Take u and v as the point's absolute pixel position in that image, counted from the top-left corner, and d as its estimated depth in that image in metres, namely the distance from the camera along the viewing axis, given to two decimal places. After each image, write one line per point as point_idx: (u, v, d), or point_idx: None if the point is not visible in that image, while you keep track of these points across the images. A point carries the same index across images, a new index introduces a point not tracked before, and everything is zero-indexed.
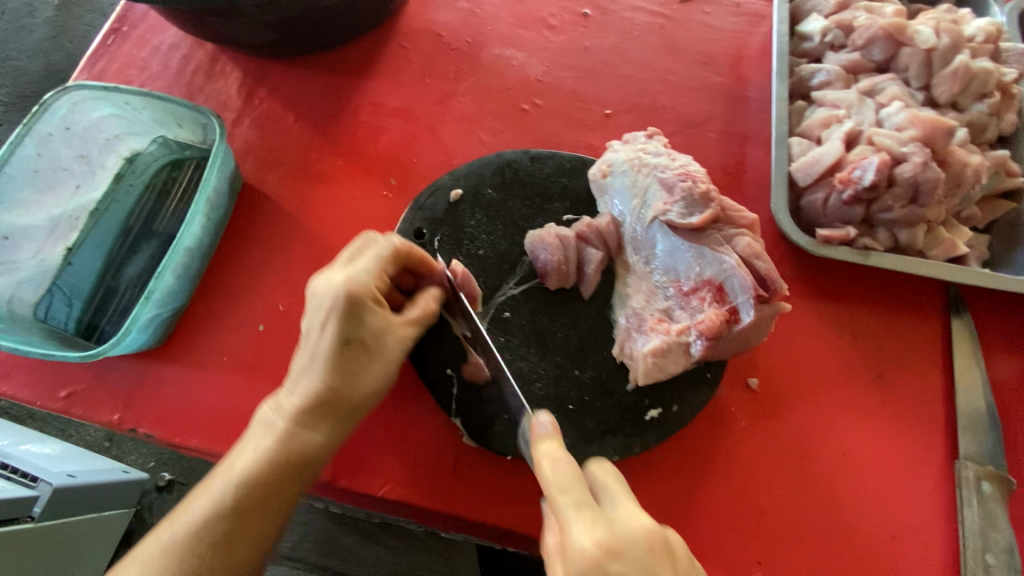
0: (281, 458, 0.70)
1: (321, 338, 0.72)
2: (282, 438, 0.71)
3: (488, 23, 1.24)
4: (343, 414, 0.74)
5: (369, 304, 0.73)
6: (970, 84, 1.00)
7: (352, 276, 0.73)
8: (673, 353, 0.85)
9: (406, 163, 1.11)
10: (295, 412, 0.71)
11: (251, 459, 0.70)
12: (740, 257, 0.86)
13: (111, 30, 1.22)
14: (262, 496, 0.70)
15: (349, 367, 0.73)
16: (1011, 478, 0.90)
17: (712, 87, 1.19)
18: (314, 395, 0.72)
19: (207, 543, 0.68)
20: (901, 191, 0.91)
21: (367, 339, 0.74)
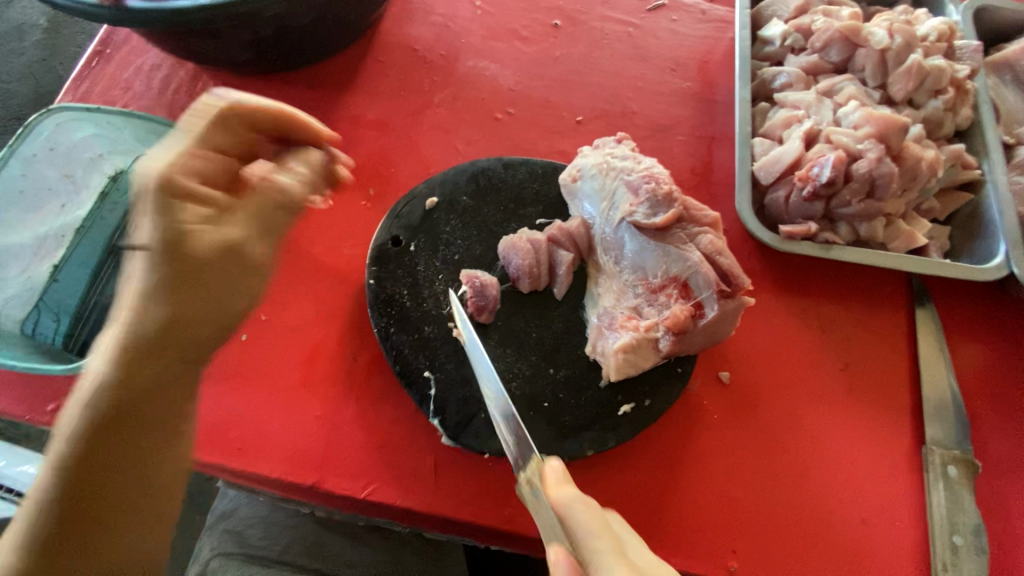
0: (158, 363, 0.64)
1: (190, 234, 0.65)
2: (162, 338, 0.64)
3: (461, 36, 1.28)
4: (209, 324, 0.69)
5: (275, 207, 0.73)
6: (925, 82, 1.04)
7: (163, 161, 0.62)
8: (643, 349, 0.89)
9: (383, 173, 1.14)
10: (170, 321, 0.64)
11: (108, 367, 0.62)
12: (704, 254, 0.90)
13: (95, 53, 1.25)
14: (140, 409, 0.64)
15: (222, 272, 0.68)
16: (976, 461, 0.93)
17: (680, 92, 1.23)
18: (176, 303, 0.65)
19: (80, 456, 0.61)
20: (858, 186, 0.94)
21: (190, 252, 0.64)
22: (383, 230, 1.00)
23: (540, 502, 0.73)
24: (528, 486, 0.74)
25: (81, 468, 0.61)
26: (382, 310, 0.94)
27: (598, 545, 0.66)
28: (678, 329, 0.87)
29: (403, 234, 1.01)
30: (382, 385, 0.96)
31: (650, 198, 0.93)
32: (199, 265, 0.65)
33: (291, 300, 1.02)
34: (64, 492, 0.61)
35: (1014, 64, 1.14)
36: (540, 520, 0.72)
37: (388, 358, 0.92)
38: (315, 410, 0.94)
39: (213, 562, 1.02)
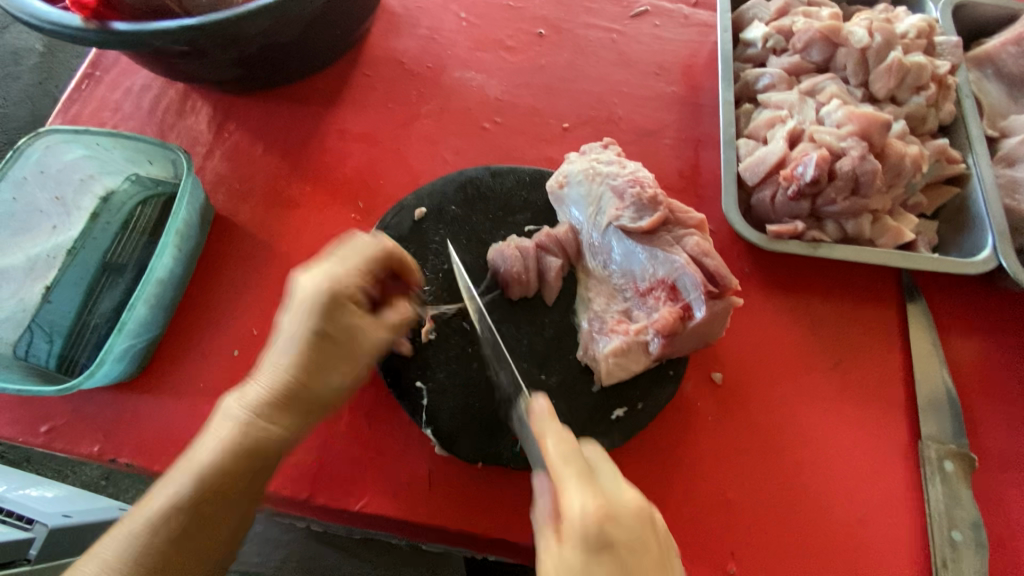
0: (244, 451, 0.71)
1: (298, 325, 0.73)
2: (242, 429, 0.71)
3: (447, 47, 1.29)
4: (301, 411, 0.75)
5: (346, 304, 0.74)
6: (906, 78, 1.04)
7: (335, 275, 0.74)
8: (633, 351, 0.89)
9: (372, 185, 1.15)
10: (261, 403, 0.73)
11: (220, 446, 0.70)
12: (691, 256, 0.90)
13: (84, 76, 1.26)
14: (220, 490, 0.70)
15: (324, 361, 0.74)
16: (972, 455, 0.92)
17: (665, 96, 1.24)
18: (292, 378, 0.73)
19: (175, 521, 0.68)
20: (843, 184, 0.95)
21: (341, 333, 0.75)
22: None
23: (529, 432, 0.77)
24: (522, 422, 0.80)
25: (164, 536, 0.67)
26: None
27: (563, 469, 0.65)
28: (669, 330, 0.87)
29: (392, 245, 1.01)
30: (373, 395, 0.96)
31: (633, 203, 0.94)
32: (308, 352, 0.73)
33: None
34: (138, 554, 0.66)
35: (996, 59, 1.15)
36: (533, 456, 0.76)
37: (379, 369, 0.92)
38: None
39: None
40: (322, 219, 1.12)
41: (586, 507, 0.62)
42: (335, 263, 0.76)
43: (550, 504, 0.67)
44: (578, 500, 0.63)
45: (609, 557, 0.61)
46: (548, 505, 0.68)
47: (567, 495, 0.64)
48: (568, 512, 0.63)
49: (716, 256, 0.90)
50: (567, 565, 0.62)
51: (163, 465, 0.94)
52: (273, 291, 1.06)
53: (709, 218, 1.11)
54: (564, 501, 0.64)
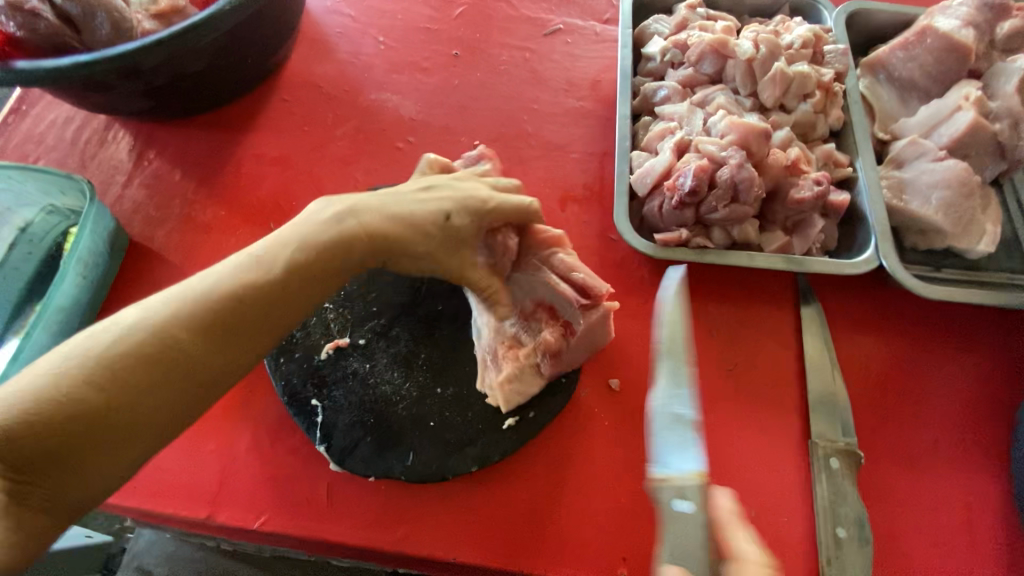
0: (205, 325, 0.65)
1: (422, 202, 0.83)
2: (265, 270, 0.71)
3: (364, 71, 1.33)
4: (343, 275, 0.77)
5: (478, 207, 0.84)
6: (791, 87, 1.08)
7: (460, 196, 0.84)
8: (527, 376, 0.92)
9: (285, 207, 1.17)
10: (264, 275, 0.70)
11: (232, 281, 0.68)
12: (558, 266, 0.93)
13: (11, 110, 1.30)
14: (156, 356, 0.62)
15: (431, 247, 0.81)
16: (859, 452, 0.94)
17: (574, 111, 1.27)
18: (338, 246, 0.75)
19: (191, 337, 0.64)
20: (722, 192, 0.97)
21: (456, 236, 0.83)
22: None
23: (688, 515, 0.71)
24: (671, 494, 0.72)
25: (125, 373, 0.60)
26: None
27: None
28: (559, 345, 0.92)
29: None
30: (275, 414, 0.98)
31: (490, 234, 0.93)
32: (348, 236, 0.76)
33: None
34: (58, 406, 0.56)
35: (886, 64, 1.18)
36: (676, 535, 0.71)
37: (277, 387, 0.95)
38: (210, 444, 0.96)
39: None
40: (235, 241, 1.15)
41: None
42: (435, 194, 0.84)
43: None
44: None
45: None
46: None
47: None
48: None
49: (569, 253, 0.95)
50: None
51: None
52: None
53: (613, 228, 1.14)
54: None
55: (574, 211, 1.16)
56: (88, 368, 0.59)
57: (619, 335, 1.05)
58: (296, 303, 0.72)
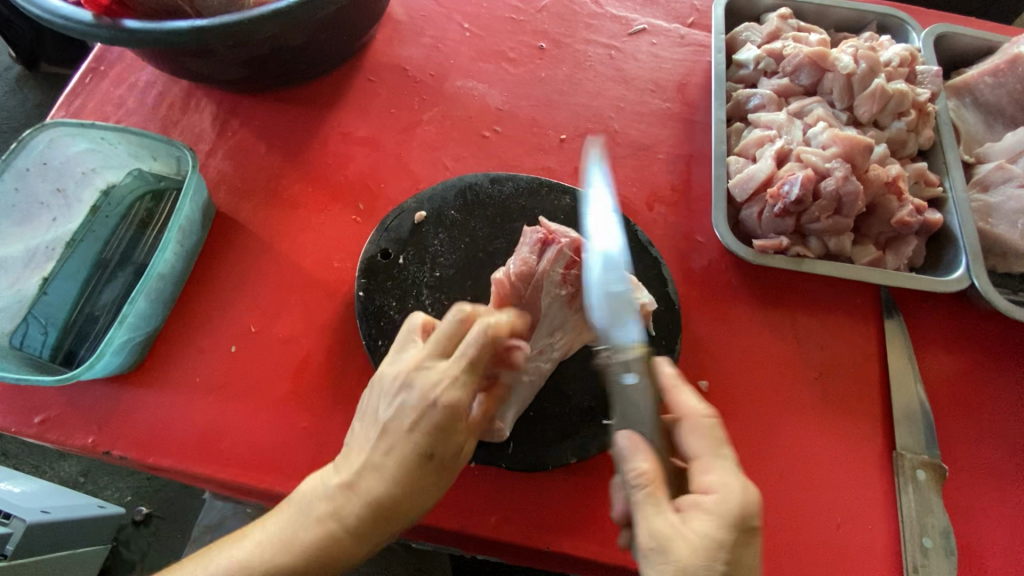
0: (309, 556, 0.70)
1: (405, 440, 0.70)
2: (327, 532, 0.71)
3: (450, 57, 1.32)
4: (398, 521, 0.73)
5: (457, 422, 0.70)
6: (888, 104, 1.10)
7: (455, 391, 0.70)
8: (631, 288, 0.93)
9: (373, 188, 1.17)
10: (326, 524, 0.71)
11: (281, 539, 0.72)
12: (520, 274, 0.93)
13: (89, 70, 1.28)
14: None
15: (420, 482, 0.71)
16: (944, 465, 0.96)
17: (660, 113, 1.28)
18: (377, 496, 0.71)
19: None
20: (826, 204, 0.99)
21: (448, 458, 0.72)
22: (372, 243, 1.04)
23: (636, 387, 0.79)
24: (619, 370, 0.80)
25: None
26: (372, 322, 0.99)
27: (714, 447, 0.74)
28: None
29: (392, 247, 1.05)
30: None
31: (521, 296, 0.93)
32: (412, 470, 0.70)
33: (281, 310, 1.06)
34: None
35: (974, 88, 1.20)
36: (626, 403, 0.80)
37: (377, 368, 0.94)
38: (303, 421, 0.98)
39: None
40: (323, 220, 1.14)
41: (729, 488, 0.70)
42: (444, 373, 0.70)
43: (652, 464, 0.72)
44: (731, 478, 0.71)
45: (752, 539, 0.70)
46: (646, 461, 0.72)
47: (717, 472, 0.72)
48: (706, 482, 0.72)
49: (506, 267, 0.94)
50: (710, 534, 0.68)
51: (156, 459, 0.95)
52: (273, 289, 1.08)
53: (699, 230, 1.16)
54: (716, 478, 0.72)
55: (661, 212, 1.17)
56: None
57: (707, 337, 1.06)
58: (361, 548, 0.73)
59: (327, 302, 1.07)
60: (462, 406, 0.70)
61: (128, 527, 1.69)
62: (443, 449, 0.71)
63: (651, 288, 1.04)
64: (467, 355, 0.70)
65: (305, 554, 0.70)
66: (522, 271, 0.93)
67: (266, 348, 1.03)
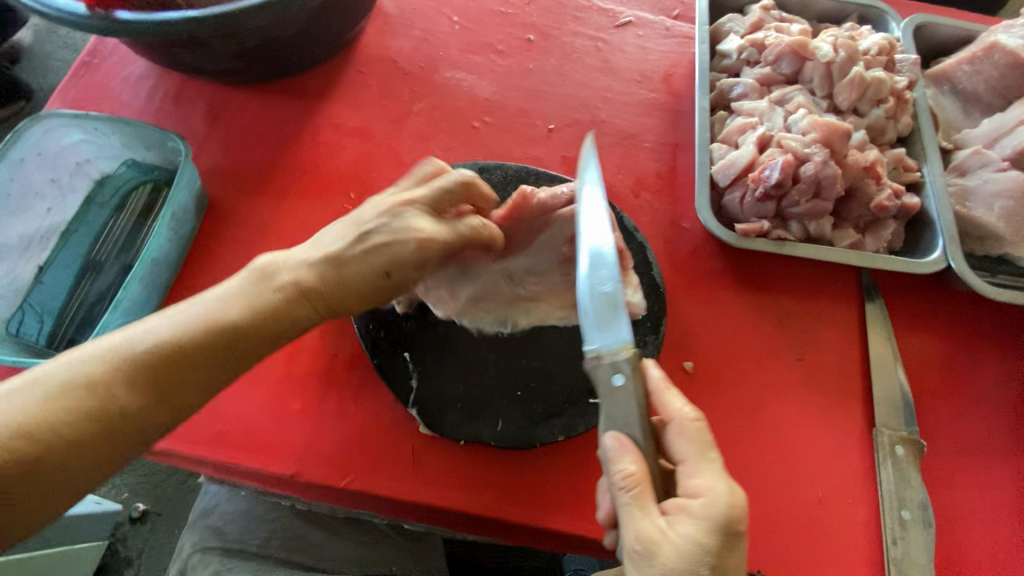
0: (248, 321, 0.75)
1: (368, 258, 0.82)
2: (271, 292, 0.77)
3: (440, 49, 1.34)
4: (333, 314, 0.83)
5: (427, 255, 0.84)
6: (866, 92, 1.12)
7: (432, 235, 0.84)
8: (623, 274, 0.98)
9: (364, 177, 1.19)
10: (269, 300, 0.77)
11: (225, 305, 0.74)
12: (543, 203, 0.97)
13: (82, 63, 1.30)
14: (213, 347, 0.72)
15: (370, 293, 0.83)
16: (922, 441, 0.99)
17: (646, 103, 1.30)
18: (326, 282, 0.80)
19: (206, 341, 0.72)
20: (806, 187, 1.02)
21: (400, 283, 0.85)
22: None
23: (623, 387, 0.72)
24: (607, 371, 0.73)
25: (138, 368, 0.67)
26: None
27: (699, 451, 0.73)
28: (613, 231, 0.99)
29: None
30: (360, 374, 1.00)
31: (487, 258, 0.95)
32: (370, 282, 0.82)
33: None
34: (94, 377, 0.65)
35: (951, 76, 1.23)
36: (610, 404, 0.73)
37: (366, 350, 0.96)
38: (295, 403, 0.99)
39: (193, 558, 1.02)
40: (315, 209, 1.16)
41: (724, 495, 0.69)
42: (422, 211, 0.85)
43: (636, 467, 0.70)
44: (721, 482, 0.70)
45: (735, 544, 0.70)
46: (633, 468, 0.70)
47: (704, 474, 0.71)
48: (698, 489, 0.70)
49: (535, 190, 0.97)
50: (695, 539, 0.67)
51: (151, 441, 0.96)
52: None
53: (684, 217, 1.18)
54: (705, 481, 0.70)
55: (647, 199, 1.19)
56: (124, 358, 0.67)
57: (692, 319, 1.09)
58: (288, 335, 0.79)
59: None
60: (433, 241, 0.84)
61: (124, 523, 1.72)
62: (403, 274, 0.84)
63: (637, 272, 1.06)
64: (459, 228, 0.88)
65: (242, 317, 0.74)
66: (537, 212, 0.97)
67: None
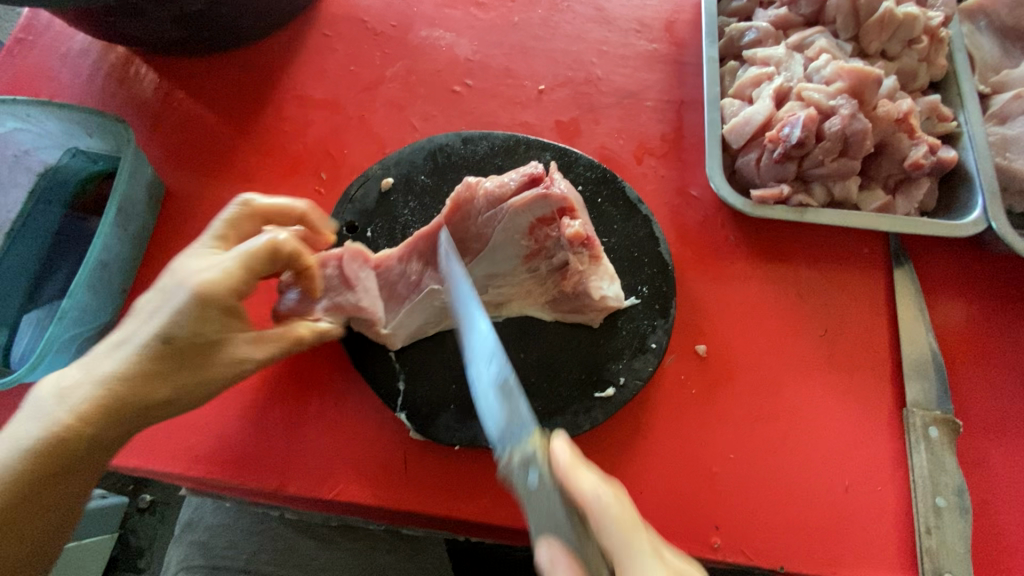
0: (75, 438, 0.61)
1: (152, 320, 0.63)
2: (88, 406, 0.62)
3: (413, 4, 1.20)
4: (147, 411, 0.64)
5: (207, 313, 0.64)
6: (897, 32, 0.99)
7: (207, 276, 0.64)
8: (591, 272, 0.88)
9: (336, 155, 1.07)
10: (71, 419, 0.61)
11: (78, 409, 0.61)
12: (492, 194, 0.88)
13: (15, 40, 1.16)
14: (78, 442, 0.61)
15: (166, 372, 0.64)
16: (958, 420, 0.91)
17: (646, 55, 1.17)
18: (134, 372, 0.63)
19: (73, 451, 0.62)
20: (831, 145, 0.91)
21: (199, 346, 0.65)
22: (337, 216, 0.95)
23: (540, 488, 0.65)
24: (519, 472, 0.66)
25: (14, 486, 0.61)
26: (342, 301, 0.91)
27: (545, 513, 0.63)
28: (582, 221, 0.88)
29: (358, 219, 0.96)
30: (342, 378, 0.92)
31: (405, 272, 0.89)
32: (157, 351, 0.63)
33: None
34: None
35: (989, 11, 1.09)
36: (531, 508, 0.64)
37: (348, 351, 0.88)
38: (274, 412, 0.89)
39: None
40: (283, 192, 1.05)
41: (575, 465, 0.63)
42: (223, 257, 0.66)
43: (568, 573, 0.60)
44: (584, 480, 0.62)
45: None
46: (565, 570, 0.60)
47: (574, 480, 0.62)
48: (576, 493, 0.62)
49: (481, 181, 0.89)
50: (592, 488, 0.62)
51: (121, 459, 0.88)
52: None
53: (692, 182, 1.07)
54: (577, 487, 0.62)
55: (651, 164, 1.08)
56: (28, 452, 0.60)
57: (704, 298, 0.99)
58: (122, 431, 0.64)
59: None
60: (238, 290, 0.65)
61: (133, 515, 1.46)
62: (205, 340, 0.66)
63: (642, 249, 0.96)
64: (248, 249, 0.66)
65: (97, 403, 0.62)
66: (482, 207, 0.88)
67: None
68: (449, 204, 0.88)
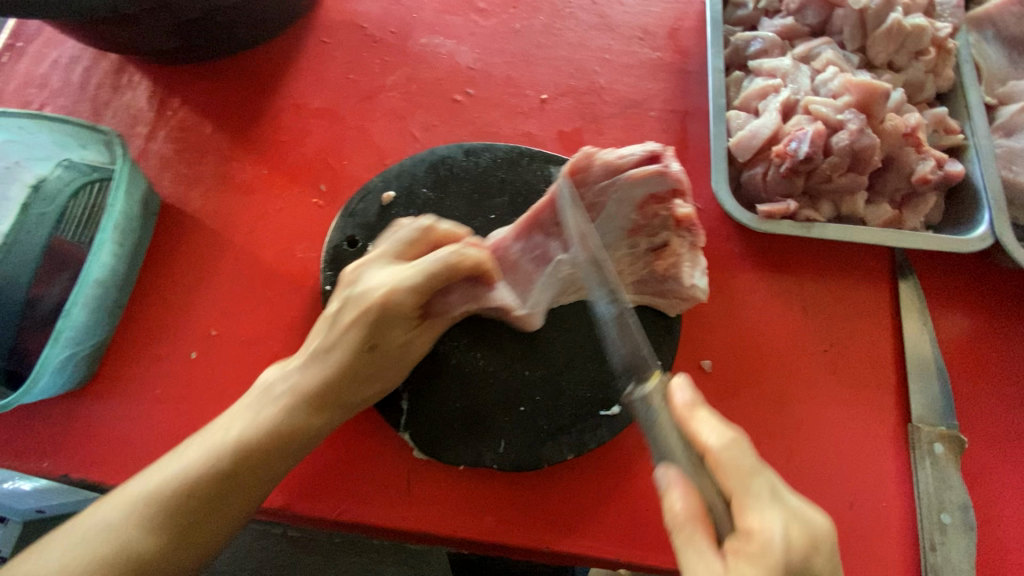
0: (258, 446, 0.71)
1: (348, 332, 0.75)
2: (278, 415, 0.72)
3: (413, 10, 1.17)
4: (339, 408, 0.77)
5: (401, 319, 0.76)
6: (905, 43, 0.98)
7: (398, 287, 0.74)
8: (686, 256, 0.88)
9: (335, 166, 1.06)
10: (257, 428, 0.71)
11: (256, 425, 0.71)
12: (610, 165, 0.85)
13: (4, 47, 1.13)
14: (267, 452, 0.71)
15: (362, 372, 0.77)
16: (963, 436, 0.90)
17: (650, 64, 1.15)
18: (324, 381, 0.75)
19: (250, 463, 0.70)
20: (838, 160, 0.90)
21: (392, 348, 0.78)
22: (337, 231, 0.94)
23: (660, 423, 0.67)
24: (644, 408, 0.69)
25: (204, 496, 0.67)
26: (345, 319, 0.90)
27: (740, 473, 0.60)
28: (690, 205, 0.87)
29: (359, 234, 0.94)
30: None
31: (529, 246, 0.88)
32: (346, 359, 0.75)
33: (248, 308, 0.97)
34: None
35: (996, 20, 1.08)
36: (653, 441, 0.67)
37: None
38: None
39: None
40: (281, 205, 1.03)
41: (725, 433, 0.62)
42: (406, 268, 0.77)
43: (687, 504, 0.59)
44: (714, 428, 0.62)
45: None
46: (683, 503, 0.60)
47: (703, 429, 0.62)
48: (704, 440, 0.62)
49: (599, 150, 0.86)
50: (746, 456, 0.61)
51: (121, 479, 0.87)
52: (234, 286, 0.98)
53: (697, 194, 1.06)
54: (703, 440, 0.62)
55: None
56: (217, 460, 0.68)
57: (709, 312, 0.98)
58: (312, 437, 0.75)
59: (292, 297, 0.98)
60: (422, 297, 0.76)
61: None
62: (390, 342, 0.77)
63: None
64: (424, 263, 0.76)
65: (289, 411, 0.73)
66: (574, 182, 0.86)
67: (231, 352, 0.95)
68: (571, 172, 0.86)
